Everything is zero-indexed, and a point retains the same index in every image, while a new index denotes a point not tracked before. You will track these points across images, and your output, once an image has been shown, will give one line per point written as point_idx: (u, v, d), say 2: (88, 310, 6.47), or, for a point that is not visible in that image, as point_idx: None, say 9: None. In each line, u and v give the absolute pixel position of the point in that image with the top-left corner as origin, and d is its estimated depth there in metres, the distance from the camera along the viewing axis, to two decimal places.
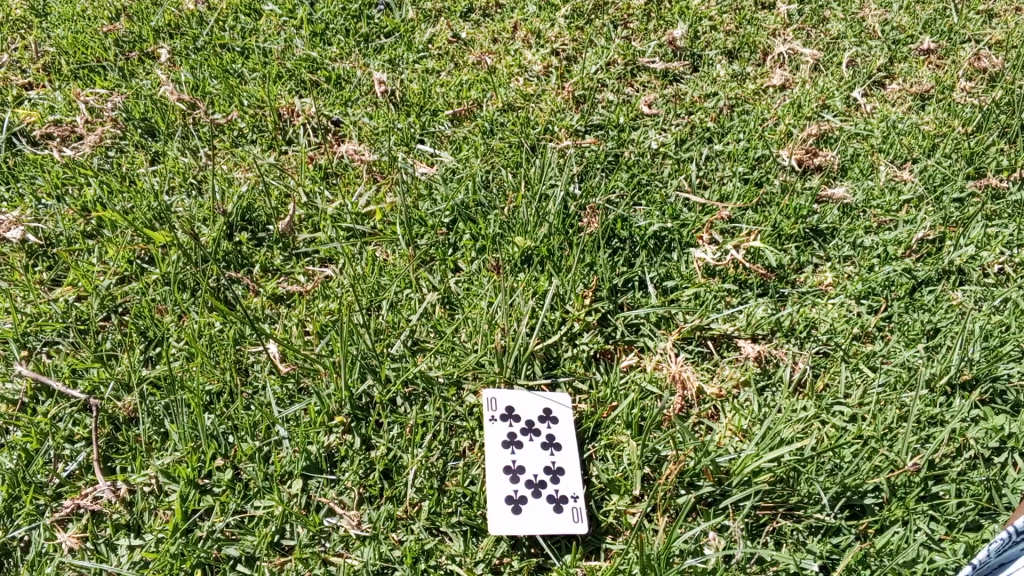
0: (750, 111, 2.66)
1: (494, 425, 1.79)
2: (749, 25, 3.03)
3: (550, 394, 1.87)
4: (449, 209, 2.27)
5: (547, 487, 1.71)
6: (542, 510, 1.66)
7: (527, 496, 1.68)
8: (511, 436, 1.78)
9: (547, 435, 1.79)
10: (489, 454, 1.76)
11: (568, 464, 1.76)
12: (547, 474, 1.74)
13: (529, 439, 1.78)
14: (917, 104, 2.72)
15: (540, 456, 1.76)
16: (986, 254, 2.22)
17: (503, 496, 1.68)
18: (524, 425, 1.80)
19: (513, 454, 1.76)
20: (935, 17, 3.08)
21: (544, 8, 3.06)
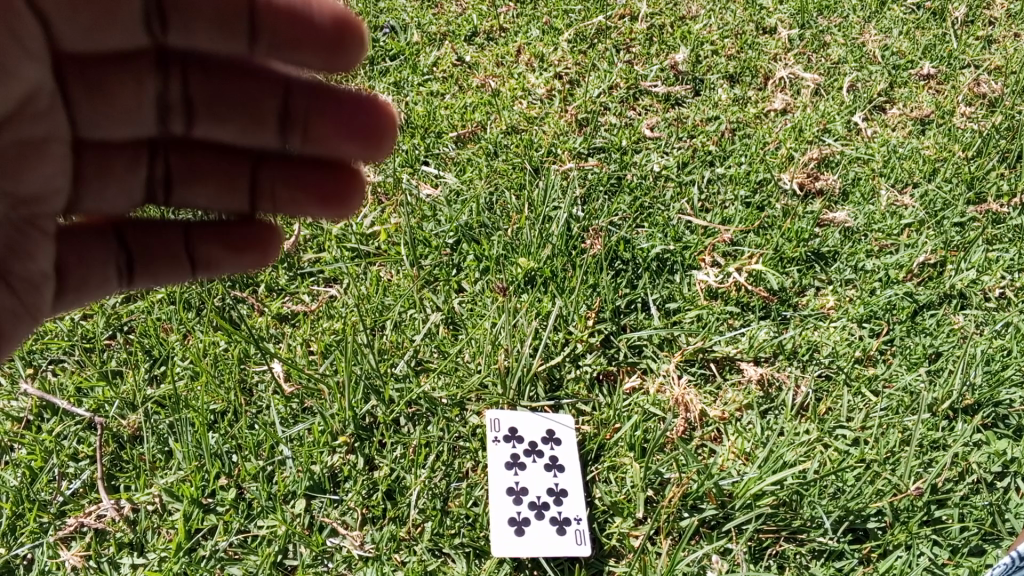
0: (752, 135, 2.68)
1: (497, 446, 1.81)
2: (750, 50, 3.05)
3: (554, 416, 1.89)
4: (453, 230, 2.28)
5: (550, 509, 1.71)
6: (546, 533, 1.66)
7: (530, 518, 1.69)
8: (514, 457, 1.80)
9: (550, 457, 1.80)
10: (492, 476, 1.77)
11: (571, 485, 1.77)
12: (551, 496, 1.75)
13: (534, 459, 1.79)
14: (917, 129, 2.74)
15: (544, 478, 1.77)
16: (988, 278, 2.24)
17: (505, 517, 1.69)
18: (527, 447, 1.81)
19: (516, 475, 1.78)
20: (935, 43, 3.10)
21: (547, 32, 3.10)
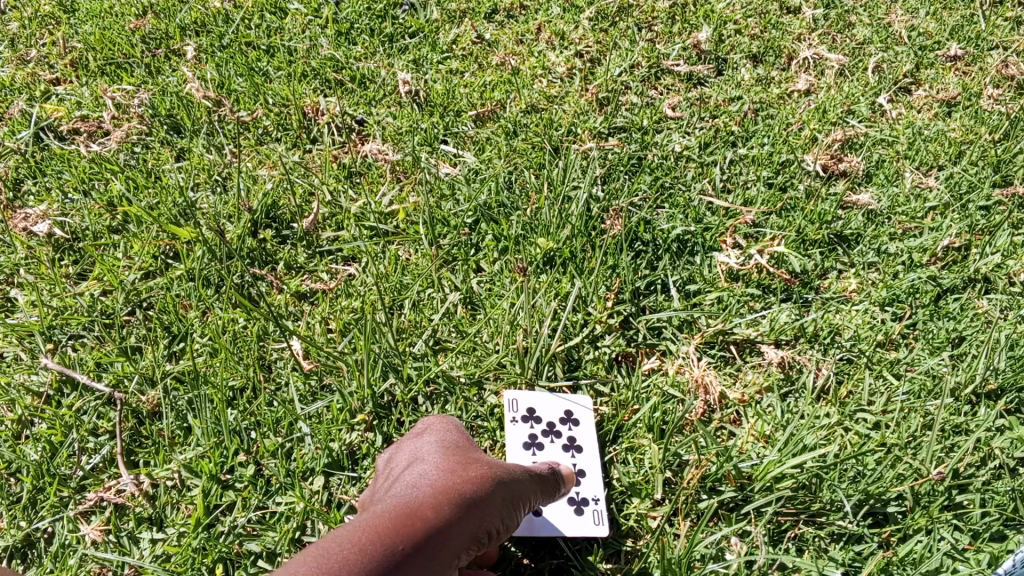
0: (775, 116, 2.65)
1: (515, 427, 1.80)
2: (774, 29, 3.01)
3: (573, 396, 1.87)
4: (471, 210, 2.27)
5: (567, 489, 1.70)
6: (563, 513, 1.65)
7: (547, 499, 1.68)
8: (532, 438, 1.79)
9: (568, 437, 1.78)
10: (511, 457, 1.78)
11: (589, 465, 1.76)
12: None
13: (551, 439, 1.78)
14: (943, 110, 2.69)
15: (561, 458, 1.75)
16: (1013, 263, 2.20)
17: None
18: (545, 427, 1.80)
19: (534, 455, 1.78)
20: (962, 24, 3.04)
21: (568, 10, 3.06)
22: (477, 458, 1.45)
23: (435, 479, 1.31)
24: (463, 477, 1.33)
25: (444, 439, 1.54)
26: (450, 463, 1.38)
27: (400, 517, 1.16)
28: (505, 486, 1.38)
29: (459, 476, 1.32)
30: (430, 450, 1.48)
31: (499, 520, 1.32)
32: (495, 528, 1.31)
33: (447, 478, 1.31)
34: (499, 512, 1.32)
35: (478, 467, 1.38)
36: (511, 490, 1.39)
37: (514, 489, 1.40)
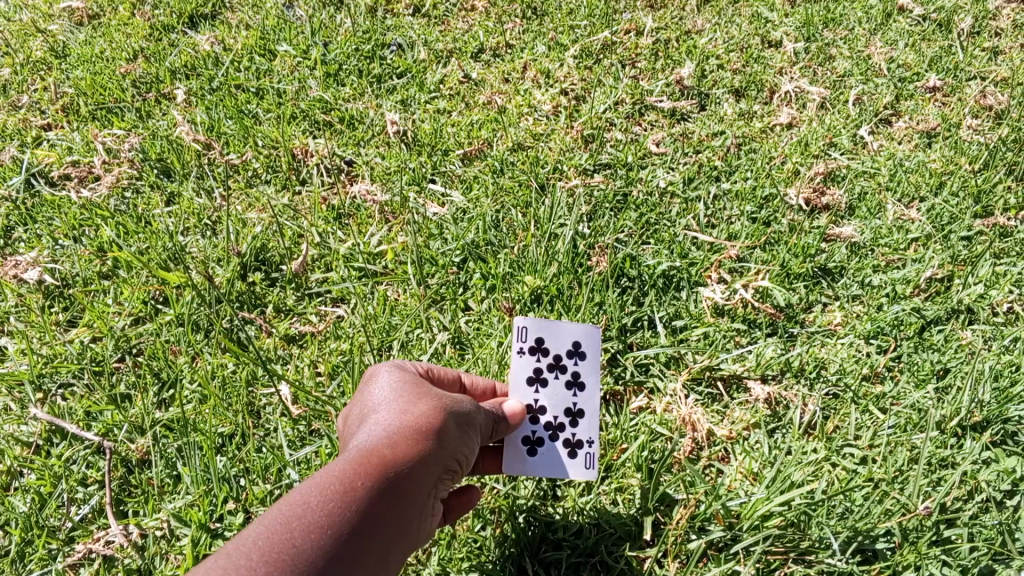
0: (757, 150, 2.68)
1: (521, 358, 1.72)
2: (756, 64, 3.05)
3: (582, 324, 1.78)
4: (460, 248, 2.30)
5: (565, 430, 1.70)
6: (559, 456, 1.68)
7: (545, 439, 1.68)
8: (537, 373, 1.72)
9: (573, 373, 1.74)
10: (513, 391, 1.70)
11: (588, 404, 1.73)
12: (567, 416, 1.72)
13: (559, 376, 1.73)
14: (924, 142, 2.73)
15: (563, 396, 1.72)
16: (996, 292, 2.23)
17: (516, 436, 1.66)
18: (552, 360, 1.73)
19: (537, 392, 1.72)
20: (940, 55, 3.09)
21: (553, 48, 3.10)
22: (434, 389, 1.44)
23: (391, 422, 1.31)
24: (420, 414, 1.32)
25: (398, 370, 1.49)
26: (411, 396, 1.38)
27: (361, 471, 1.17)
28: (466, 413, 1.40)
29: (419, 415, 1.34)
30: (389, 381, 1.46)
31: (463, 448, 1.35)
32: (458, 456, 1.33)
33: (405, 419, 1.30)
34: (461, 441, 1.35)
35: (439, 399, 1.40)
36: (470, 418, 1.42)
37: (473, 418, 1.42)
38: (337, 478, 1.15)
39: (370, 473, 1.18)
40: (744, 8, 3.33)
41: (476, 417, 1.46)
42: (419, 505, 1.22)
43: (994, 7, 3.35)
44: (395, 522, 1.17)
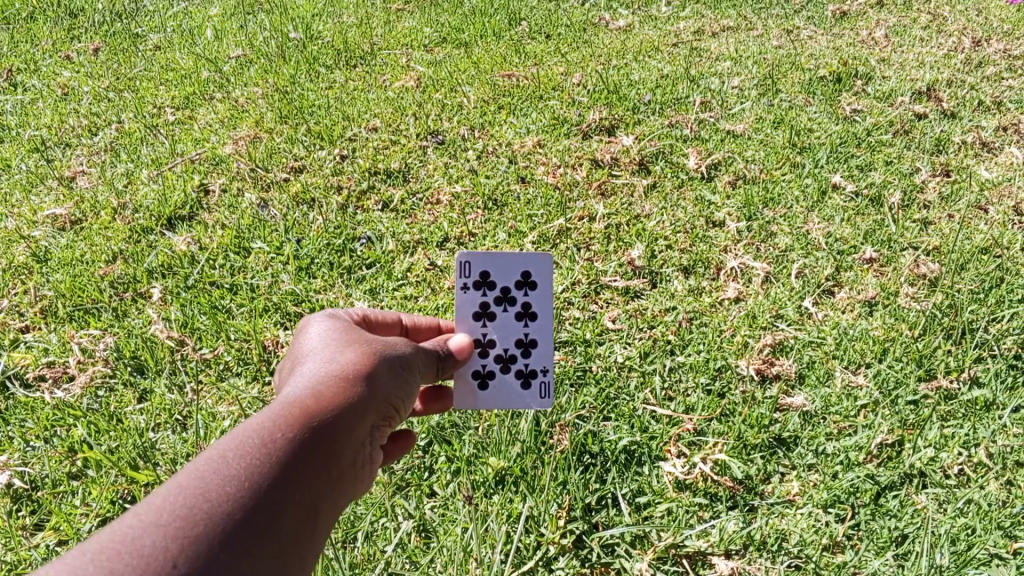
0: (708, 323, 2.85)
1: (466, 295, 1.91)
2: (702, 243, 3.25)
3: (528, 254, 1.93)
4: (425, 431, 2.39)
5: (516, 361, 1.94)
6: (510, 386, 1.94)
7: (495, 371, 1.93)
8: (484, 307, 1.91)
9: (522, 304, 1.92)
10: (460, 325, 1.91)
11: (539, 334, 1.94)
12: (518, 347, 1.94)
13: (503, 310, 1.91)
14: (865, 310, 2.88)
15: (513, 327, 1.92)
16: (945, 455, 2.33)
17: (466, 373, 1.91)
18: (498, 295, 1.91)
19: (485, 326, 1.91)
20: (874, 228, 3.30)
21: (513, 235, 3.31)
22: (364, 339, 1.59)
23: (320, 372, 1.43)
24: (346, 366, 1.45)
25: (331, 326, 1.63)
26: (337, 352, 1.51)
27: (290, 423, 1.26)
28: (394, 359, 1.54)
29: (351, 362, 1.47)
30: (327, 334, 1.61)
31: (393, 389, 1.49)
32: (392, 401, 1.47)
33: (330, 371, 1.43)
34: (391, 384, 1.49)
35: (373, 346, 1.55)
36: (406, 358, 1.57)
37: (403, 361, 1.56)
38: (263, 422, 1.25)
39: (299, 413, 1.29)
40: (688, 191, 3.57)
41: (414, 356, 1.61)
42: (357, 440, 1.35)
43: (922, 180, 3.58)
44: (327, 460, 1.27)
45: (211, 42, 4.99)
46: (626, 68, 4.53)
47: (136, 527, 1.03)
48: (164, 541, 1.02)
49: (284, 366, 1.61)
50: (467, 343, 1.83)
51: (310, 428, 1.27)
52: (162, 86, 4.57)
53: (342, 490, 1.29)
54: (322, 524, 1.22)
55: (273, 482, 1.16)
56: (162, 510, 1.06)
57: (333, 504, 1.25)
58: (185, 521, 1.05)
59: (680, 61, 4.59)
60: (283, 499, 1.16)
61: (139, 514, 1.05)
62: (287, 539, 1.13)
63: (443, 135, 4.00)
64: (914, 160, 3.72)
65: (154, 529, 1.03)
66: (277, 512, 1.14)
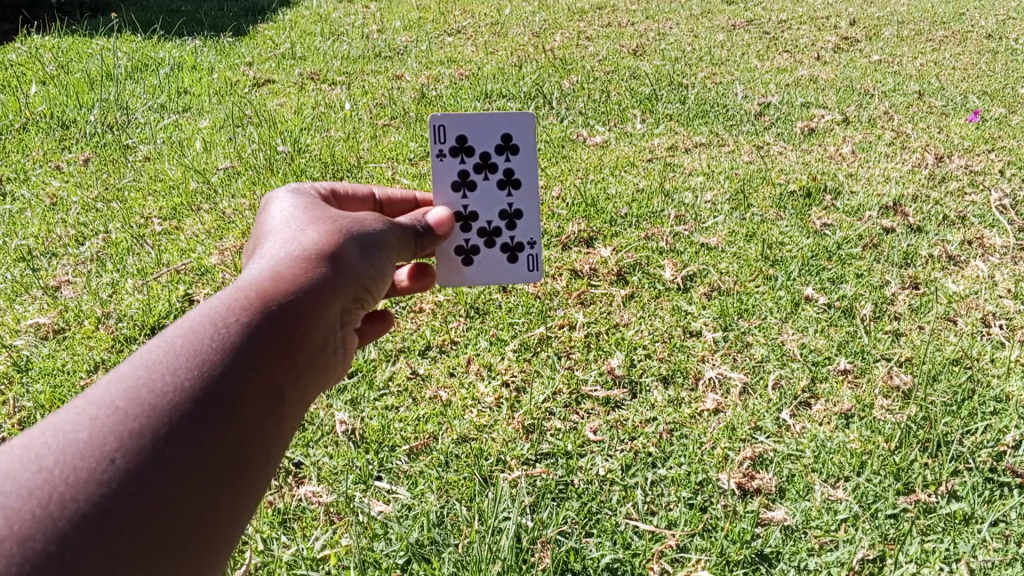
0: (688, 434, 2.87)
1: (449, 163, 2.29)
2: (679, 352, 3.31)
3: (503, 120, 2.31)
4: (403, 548, 2.42)
5: (500, 233, 2.34)
6: (497, 258, 2.35)
7: (480, 246, 2.32)
8: (467, 176, 2.28)
9: (502, 172, 2.31)
10: (446, 193, 2.29)
11: (519, 203, 2.33)
12: (500, 219, 2.32)
13: (481, 176, 2.29)
14: (841, 422, 2.92)
15: (496, 198, 2.31)
16: (927, 570, 2.36)
17: (451, 248, 2.32)
18: (478, 163, 2.29)
19: (469, 196, 2.29)
20: (847, 339, 3.38)
21: (494, 343, 3.40)
22: (329, 223, 1.76)
23: (282, 257, 1.59)
24: (306, 254, 1.60)
25: (296, 213, 1.81)
26: (300, 239, 1.67)
27: (246, 307, 1.41)
28: (355, 248, 1.71)
29: (299, 249, 1.61)
30: (281, 223, 1.76)
31: (353, 276, 1.65)
32: (353, 288, 1.65)
33: (292, 258, 1.58)
34: (351, 273, 1.65)
35: (322, 233, 1.70)
36: (358, 242, 1.73)
37: (362, 248, 1.73)
38: (204, 315, 1.37)
39: (241, 300, 1.42)
40: (665, 301, 3.65)
41: (366, 239, 1.76)
42: (310, 320, 1.48)
43: (891, 292, 3.69)
44: (285, 341, 1.42)
45: (200, 153, 5.12)
46: (603, 181, 4.67)
47: (74, 422, 1.16)
48: (100, 438, 1.13)
49: (245, 247, 1.77)
50: (445, 218, 2.17)
51: (253, 311, 1.40)
52: (151, 196, 4.67)
53: (296, 365, 1.42)
54: (274, 403, 1.35)
55: (213, 369, 1.28)
56: (100, 407, 1.18)
57: (285, 379, 1.39)
58: (122, 414, 1.17)
59: (655, 175, 4.75)
60: (225, 383, 1.28)
61: (78, 413, 1.17)
62: (233, 418, 1.26)
63: None
64: (884, 272, 3.84)
65: (92, 425, 1.15)
66: (220, 395, 1.26)
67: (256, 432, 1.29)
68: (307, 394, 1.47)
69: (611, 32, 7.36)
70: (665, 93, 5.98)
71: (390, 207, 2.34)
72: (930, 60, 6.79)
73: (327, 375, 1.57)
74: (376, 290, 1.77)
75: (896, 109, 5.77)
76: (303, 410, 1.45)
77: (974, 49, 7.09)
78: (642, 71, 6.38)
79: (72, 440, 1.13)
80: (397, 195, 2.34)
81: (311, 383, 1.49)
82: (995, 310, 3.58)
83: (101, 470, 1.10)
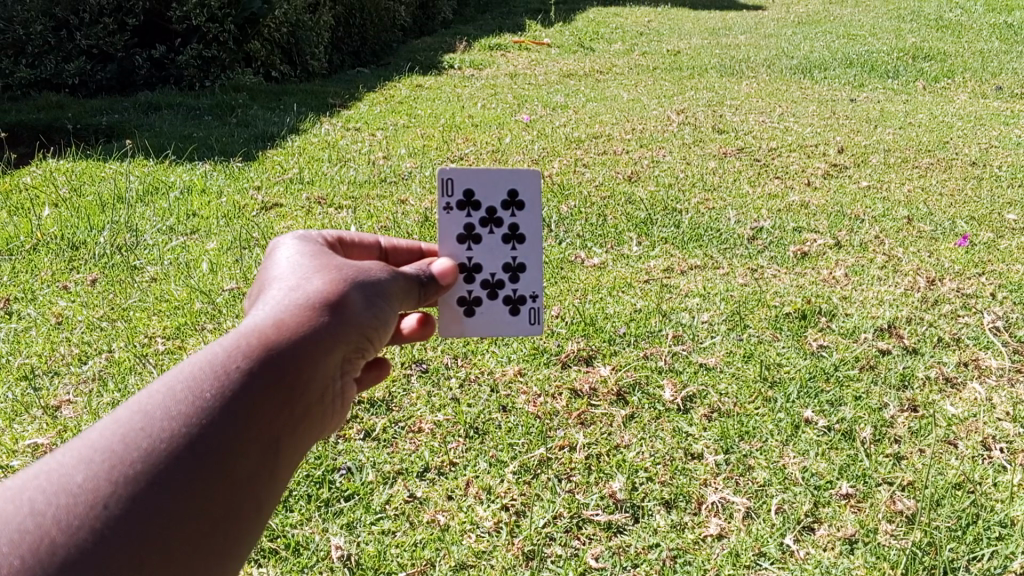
0: (692, 560, 2.90)
1: (455, 215, 2.41)
2: (681, 475, 3.30)
3: (510, 175, 2.44)
4: None
5: (501, 286, 2.46)
6: (497, 309, 2.48)
7: (481, 297, 2.45)
8: (472, 228, 2.41)
9: (506, 226, 2.44)
10: (451, 244, 2.41)
11: (521, 257, 2.47)
12: (502, 271, 2.45)
13: (486, 231, 2.42)
14: (846, 548, 2.94)
15: (499, 251, 2.44)
16: None
17: (454, 299, 2.43)
18: (483, 217, 2.42)
19: (473, 248, 2.42)
20: (848, 462, 3.39)
21: (494, 464, 3.39)
22: (336, 269, 1.85)
23: (287, 303, 1.67)
24: (309, 301, 1.69)
25: (304, 258, 1.89)
26: (307, 285, 1.75)
27: (245, 354, 1.50)
28: (359, 296, 1.80)
29: (305, 295, 1.70)
30: (290, 267, 1.85)
31: (355, 324, 1.74)
32: (354, 337, 1.73)
33: (297, 305, 1.67)
34: (353, 322, 1.74)
35: (328, 280, 1.78)
36: (363, 291, 1.81)
37: (367, 296, 1.82)
38: (204, 360, 1.47)
39: (241, 347, 1.51)
40: (665, 422, 3.66)
41: (370, 286, 1.85)
42: (308, 368, 1.58)
43: (890, 414, 3.70)
44: (282, 388, 1.51)
45: (206, 274, 5.22)
46: (601, 301, 4.75)
47: (74, 464, 1.26)
48: (94, 481, 1.23)
49: (255, 287, 1.87)
50: (450, 268, 2.22)
51: (251, 360, 1.49)
52: (155, 316, 4.74)
53: (288, 415, 1.52)
54: (263, 452, 1.45)
55: (206, 418, 1.38)
56: (98, 450, 1.28)
57: (276, 428, 1.49)
58: (117, 460, 1.27)
59: (652, 295, 4.84)
60: (216, 433, 1.38)
61: (77, 454, 1.27)
62: (224, 464, 1.36)
63: (427, 363, 4.07)
64: (882, 394, 3.86)
65: (91, 466, 1.26)
66: (210, 445, 1.36)
67: (241, 481, 1.39)
68: (298, 442, 1.56)
69: (608, 159, 7.63)
70: (659, 217, 6.15)
71: (395, 256, 2.43)
72: (917, 187, 7.01)
73: (321, 422, 1.66)
74: (379, 338, 1.85)
75: (886, 233, 5.92)
76: (293, 458, 1.55)
77: (959, 176, 7.33)
78: (637, 196, 6.58)
79: (68, 482, 1.23)
80: (402, 244, 2.44)
81: (304, 432, 1.59)
82: (995, 433, 3.59)
83: (91, 515, 1.19)
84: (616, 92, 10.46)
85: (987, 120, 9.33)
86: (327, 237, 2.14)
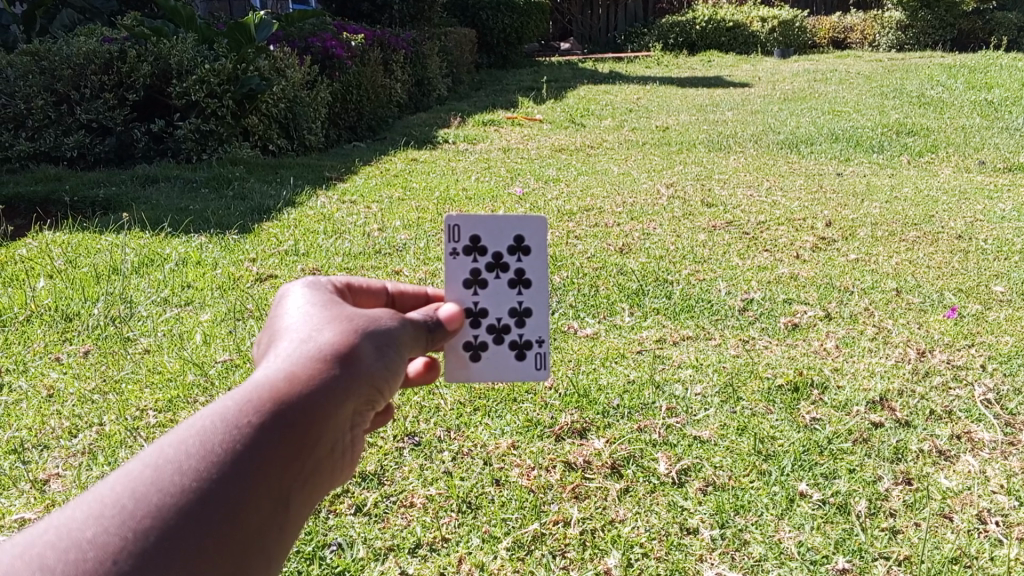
0: None
1: (460, 259, 2.24)
2: (677, 551, 3.29)
3: (522, 221, 2.27)
4: None
5: (508, 331, 2.32)
6: (505, 356, 2.33)
7: (486, 343, 2.31)
8: (478, 274, 2.26)
9: (514, 270, 2.28)
10: (456, 289, 2.26)
11: (529, 304, 2.31)
12: (509, 316, 2.31)
13: (492, 276, 2.27)
14: None
15: (506, 295, 2.29)
16: None
17: (459, 344, 2.29)
18: (489, 262, 2.26)
19: (479, 293, 2.27)
20: (844, 536, 3.38)
21: (487, 540, 3.36)
22: (349, 317, 1.82)
23: (298, 353, 1.65)
24: (322, 352, 1.67)
25: (316, 305, 1.87)
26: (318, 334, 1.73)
27: (253, 411, 1.48)
28: (371, 346, 1.77)
29: (317, 346, 1.68)
30: (301, 313, 1.84)
31: (368, 377, 1.71)
32: (365, 391, 1.70)
33: (309, 356, 1.65)
34: (366, 376, 1.71)
35: (342, 328, 1.76)
36: (376, 339, 1.79)
37: (381, 346, 1.79)
38: (214, 416, 1.46)
39: (254, 400, 1.50)
40: (660, 495, 3.64)
41: (385, 335, 1.82)
42: (318, 425, 1.56)
43: (885, 487, 3.69)
44: (289, 448, 1.50)
45: (199, 346, 5.22)
46: (594, 373, 4.76)
47: (80, 522, 1.24)
48: (104, 537, 1.22)
49: (266, 331, 1.86)
50: (457, 314, 2.13)
51: (262, 414, 1.49)
52: (147, 388, 4.72)
53: (300, 467, 1.51)
54: (272, 508, 1.45)
55: (217, 474, 1.38)
56: (108, 505, 1.27)
57: (287, 482, 1.48)
58: (125, 517, 1.26)
59: (645, 366, 4.86)
60: (227, 488, 1.38)
61: (87, 508, 1.26)
62: (230, 525, 1.36)
63: (419, 436, 4.06)
64: (876, 467, 3.86)
65: (98, 524, 1.24)
66: (220, 501, 1.36)
67: (250, 537, 1.39)
68: (309, 497, 1.55)
69: (600, 231, 7.73)
70: (650, 288, 6.21)
71: (401, 302, 2.38)
72: (904, 259, 7.11)
73: (333, 474, 1.65)
74: (392, 386, 1.82)
75: (875, 305, 5.98)
76: (303, 512, 1.54)
77: (946, 249, 7.44)
78: (629, 267, 6.65)
79: (77, 537, 1.21)
80: (409, 289, 2.38)
81: (314, 488, 1.57)
82: (990, 507, 3.58)
83: (100, 570, 1.18)
84: (606, 167, 10.65)
85: (970, 194, 9.51)
86: (337, 283, 2.13)
